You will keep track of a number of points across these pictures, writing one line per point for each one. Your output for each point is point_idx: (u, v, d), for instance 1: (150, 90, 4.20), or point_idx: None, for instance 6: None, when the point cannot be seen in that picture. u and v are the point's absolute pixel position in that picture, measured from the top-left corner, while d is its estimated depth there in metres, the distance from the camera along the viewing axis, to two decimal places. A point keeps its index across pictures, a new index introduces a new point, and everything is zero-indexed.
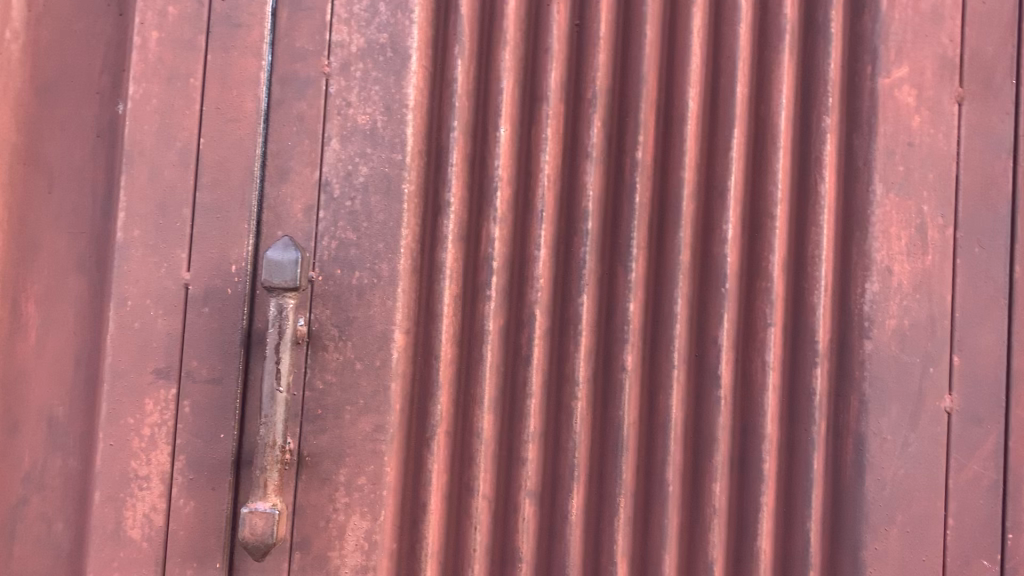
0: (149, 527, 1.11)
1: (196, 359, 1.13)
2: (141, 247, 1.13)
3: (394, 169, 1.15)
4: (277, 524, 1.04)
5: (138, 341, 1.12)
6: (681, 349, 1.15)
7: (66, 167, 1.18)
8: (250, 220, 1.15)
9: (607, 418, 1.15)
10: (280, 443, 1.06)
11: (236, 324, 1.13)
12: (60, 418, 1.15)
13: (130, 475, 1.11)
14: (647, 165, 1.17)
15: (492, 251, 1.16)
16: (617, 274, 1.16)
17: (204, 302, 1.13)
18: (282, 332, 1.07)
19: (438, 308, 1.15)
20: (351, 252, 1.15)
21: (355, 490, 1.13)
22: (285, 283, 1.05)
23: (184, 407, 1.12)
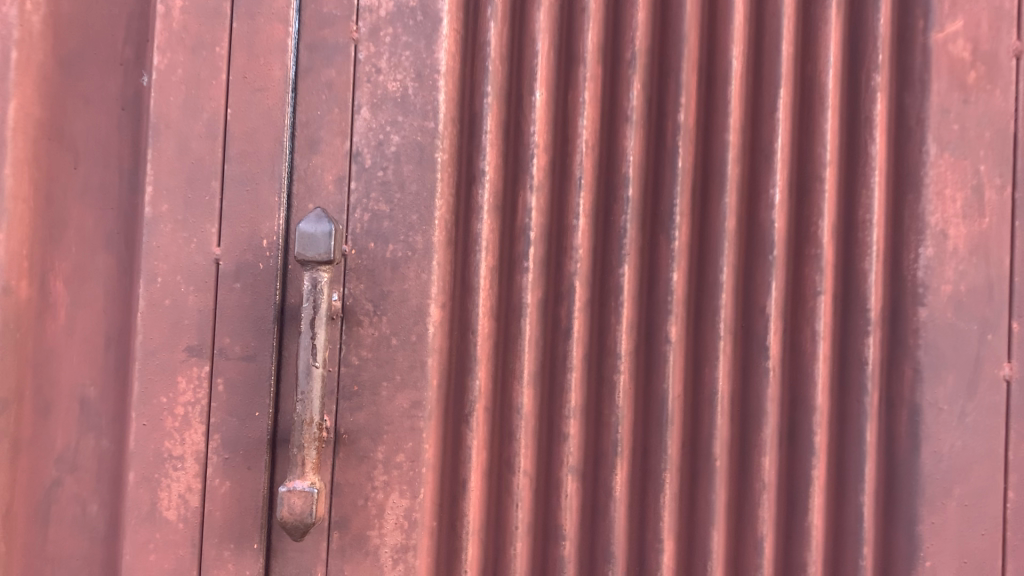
0: (185, 507, 1.09)
1: (228, 335, 1.10)
2: (170, 222, 1.10)
3: (427, 137, 1.11)
4: (316, 503, 1.02)
5: (170, 318, 1.10)
6: (728, 319, 1.11)
7: (92, 142, 1.15)
8: (280, 193, 1.11)
9: (652, 392, 1.12)
10: (316, 421, 1.03)
11: (269, 299, 1.10)
12: (91, 398, 1.14)
13: (164, 455, 1.09)
14: (690, 128, 1.13)
15: (529, 221, 1.12)
16: (660, 242, 1.12)
17: (236, 278, 1.10)
18: (317, 307, 1.04)
19: (475, 281, 1.12)
20: (385, 224, 1.11)
21: (393, 467, 1.10)
22: (320, 255, 1.02)
23: (217, 385, 1.10)
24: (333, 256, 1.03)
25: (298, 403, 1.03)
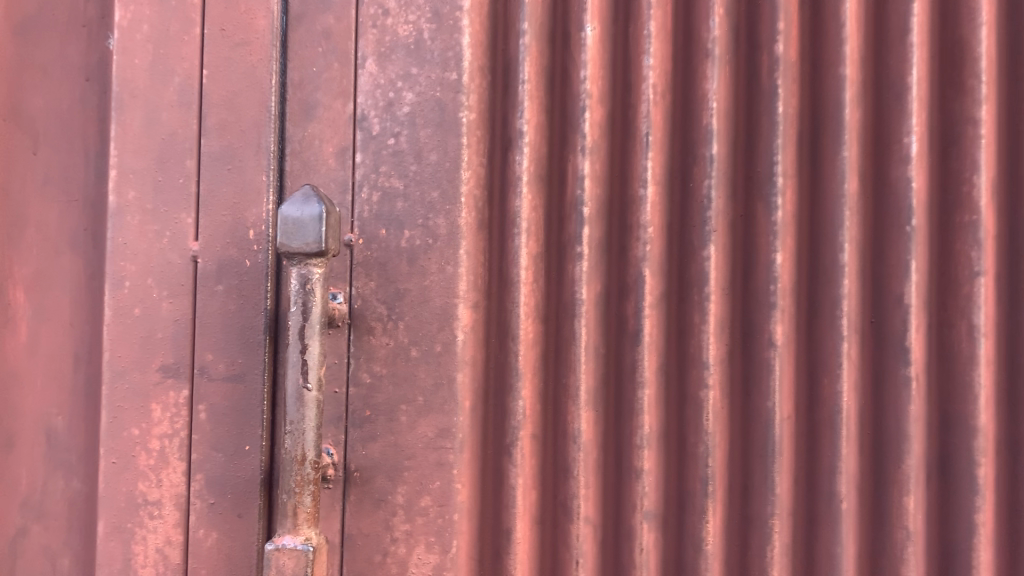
0: (165, 565, 0.88)
1: (211, 351, 0.89)
2: (138, 212, 0.90)
3: (447, 92, 0.87)
4: (315, 566, 0.79)
5: (141, 331, 0.89)
6: (851, 314, 0.84)
7: (53, 120, 0.95)
8: (269, 171, 0.89)
9: (752, 410, 0.85)
10: (311, 459, 0.81)
11: (259, 305, 0.89)
12: (59, 430, 0.94)
13: (138, 500, 0.88)
14: (791, 63, 0.86)
15: (582, 193, 0.86)
16: (756, 213, 0.86)
17: (218, 278, 0.89)
18: (307, 312, 0.81)
19: (514, 274, 0.88)
20: (398, 205, 0.88)
21: (417, 514, 0.86)
22: (309, 246, 0.80)
23: (199, 412, 0.88)
24: (327, 247, 0.80)
25: (288, 437, 0.81)
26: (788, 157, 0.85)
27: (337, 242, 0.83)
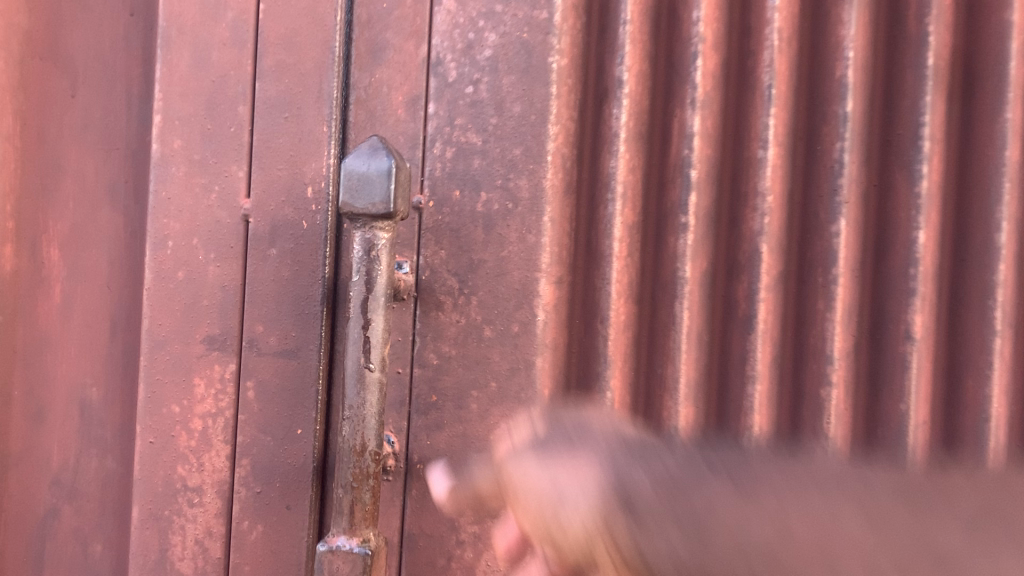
0: (205, 558, 0.79)
1: (261, 323, 0.79)
2: (184, 164, 0.80)
3: (536, 33, 0.76)
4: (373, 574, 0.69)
5: (184, 298, 0.80)
6: (1006, 306, 0.72)
7: (94, 60, 0.86)
8: (331, 121, 0.78)
9: (880, 413, 0.74)
10: (372, 450, 0.71)
11: (316, 272, 0.78)
12: (94, 403, 0.85)
13: (177, 485, 0.80)
14: (946, 6, 0.73)
15: (689, 154, 0.75)
16: (896, 183, 0.74)
17: (271, 241, 0.79)
18: (371, 282, 0.71)
19: (605, 247, 0.77)
20: (475, 163, 0.77)
21: (487, 515, 0.76)
22: (376, 207, 0.69)
23: (247, 391, 0.79)
24: (395, 208, 0.70)
25: (346, 423, 0.71)
26: (936, 117, 0.73)
27: (406, 204, 0.73)
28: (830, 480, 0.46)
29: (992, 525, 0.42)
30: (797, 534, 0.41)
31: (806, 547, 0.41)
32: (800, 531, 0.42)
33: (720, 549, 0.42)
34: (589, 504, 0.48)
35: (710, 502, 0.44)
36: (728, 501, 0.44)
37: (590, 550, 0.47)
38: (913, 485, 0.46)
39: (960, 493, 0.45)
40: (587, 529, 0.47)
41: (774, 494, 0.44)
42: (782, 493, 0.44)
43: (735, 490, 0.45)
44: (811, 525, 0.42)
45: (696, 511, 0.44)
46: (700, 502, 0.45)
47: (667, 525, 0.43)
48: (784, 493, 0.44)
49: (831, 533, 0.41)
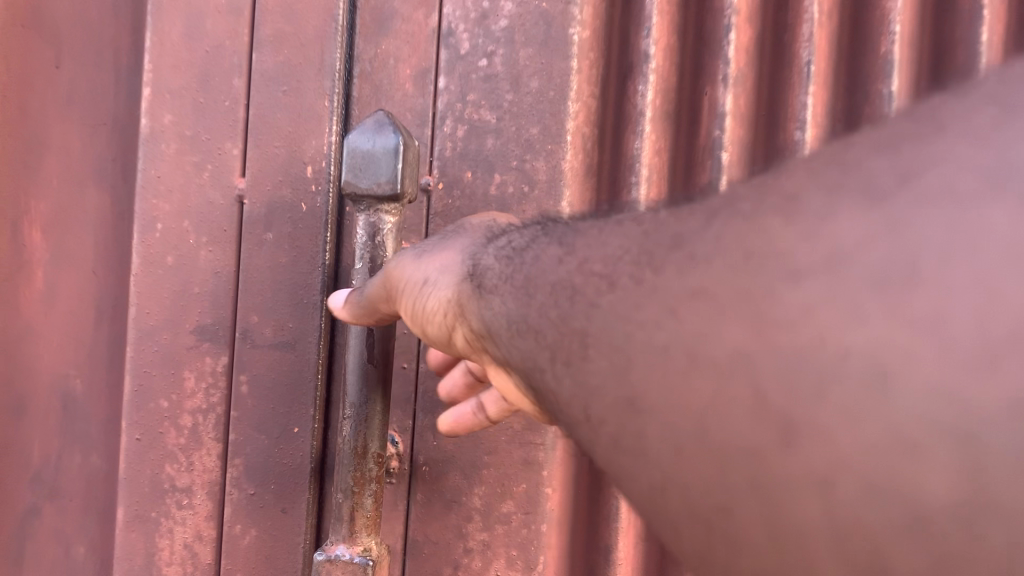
0: (194, 564, 0.74)
1: (256, 312, 0.73)
2: (175, 140, 0.75)
3: (556, 3, 0.70)
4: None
5: (174, 285, 0.74)
6: None
7: (81, 28, 0.80)
8: (333, 96, 0.73)
9: None
10: (374, 452, 0.65)
11: (316, 259, 0.72)
12: (78, 396, 0.80)
13: (164, 486, 0.74)
14: None
15: (721, 135, 0.73)
16: None
17: (267, 225, 0.73)
18: (374, 269, 0.65)
19: None
20: (489, 143, 0.71)
21: (497, 523, 0.70)
22: (382, 188, 0.64)
23: (240, 385, 0.73)
24: (403, 190, 0.64)
25: (347, 423, 0.65)
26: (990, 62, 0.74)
27: (414, 184, 0.67)
28: (773, 207, 0.37)
29: (1008, 197, 0.30)
30: (756, 352, 0.34)
31: (777, 419, 0.33)
32: (799, 254, 0.35)
33: (671, 463, 0.37)
34: (446, 288, 0.56)
35: (651, 339, 0.39)
36: (649, 313, 0.40)
37: (451, 330, 0.56)
38: (899, 142, 0.35)
39: (974, 156, 0.32)
40: (446, 311, 0.55)
41: (716, 278, 0.37)
42: (718, 270, 0.37)
43: (652, 294, 0.40)
44: (779, 273, 0.35)
45: (645, 345, 0.39)
46: (643, 346, 0.39)
47: (596, 359, 0.42)
48: (735, 278, 0.36)
49: (837, 289, 0.33)
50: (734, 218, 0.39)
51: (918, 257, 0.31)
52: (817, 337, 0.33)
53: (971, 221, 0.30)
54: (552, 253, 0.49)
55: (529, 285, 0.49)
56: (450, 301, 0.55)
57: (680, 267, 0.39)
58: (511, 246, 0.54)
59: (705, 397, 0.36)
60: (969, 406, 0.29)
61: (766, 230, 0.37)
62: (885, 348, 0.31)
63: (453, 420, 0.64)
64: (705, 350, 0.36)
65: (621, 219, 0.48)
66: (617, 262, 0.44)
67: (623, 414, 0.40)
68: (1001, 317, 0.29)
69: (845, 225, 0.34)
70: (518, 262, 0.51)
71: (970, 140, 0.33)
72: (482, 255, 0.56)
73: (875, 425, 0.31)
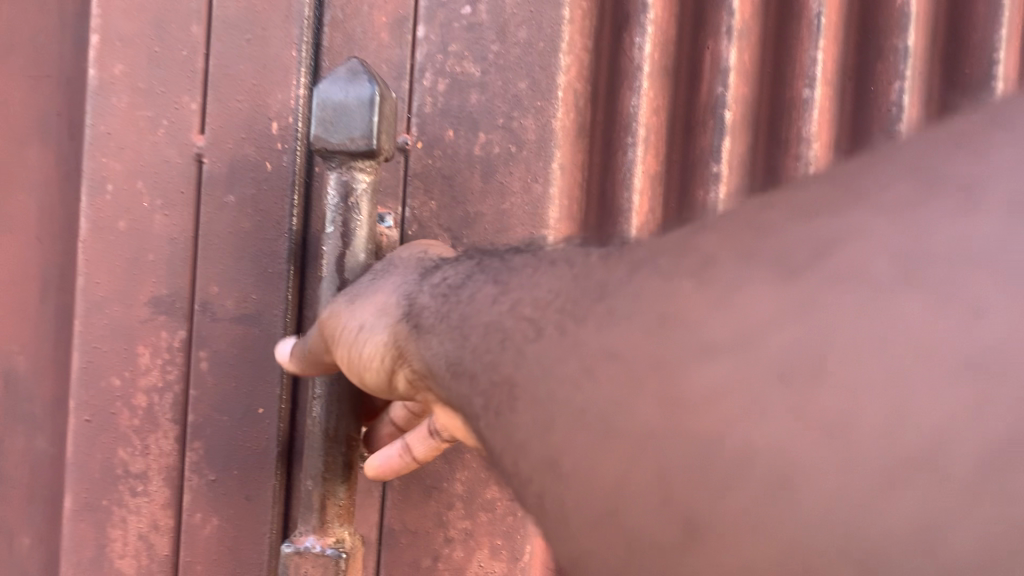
0: (150, 556, 0.68)
1: (217, 283, 0.67)
2: (126, 93, 0.68)
3: None
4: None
5: (126, 252, 0.68)
6: None
7: None
8: (302, 46, 0.66)
9: None
10: (347, 436, 0.59)
11: (282, 224, 0.66)
12: (21, 375, 0.73)
13: (116, 472, 0.68)
14: None
15: (724, 92, 0.66)
16: None
17: (229, 186, 0.67)
18: (348, 235, 0.59)
19: (623, 201, 0.67)
20: (472, 98, 0.65)
21: (480, 510, 0.65)
22: (356, 143, 0.58)
23: (200, 361, 0.67)
24: (378, 146, 0.58)
25: (317, 402, 0.59)
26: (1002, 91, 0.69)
27: (390, 142, 0.61)
28: (687, 270, 0.37)
29: (919, 284, 0.30)
30: (661, 431, 0.34)
31: (683, 508, 0.32)
32: (709, 324, 0.34)
33: (585, 536, 0.36)
34: (380, 331, 0.52)
35: (569, 402, 0.38)
36: (569, 369, 0.39)
37: (390, 375, 0.53)
38: (817, 211, 0.34)
39: (883, 235, 0.32)
40: (384, 356, 0.52)
41: (629, 340, 0.37)
42: (632, 331, 0.37)
43: (573, 349, 0.40)
44: (688, 344, 0.34)
45: (563, 407, 0.38)
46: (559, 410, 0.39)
47: (519, 414, 0.41)
48: (646, 343, 0.36)
49: (741, 373, 0.32)
50: (654, 275, 0.38)
51: (827, 339, 0.31)
52: (720, 423, 0.32)
53: (879, 309, 0.30)
54: (489, 292, 0.48)
55: (465, 326, 0.47)
56: (388, 346, 0.52)
57: (601, 322, 0.39)
58: (445, 282, 0.52)
59: (618, 471, 0.35)
60: (874, 510, 0.28)
61: (678, 294, 0.36)
62: (797, 433, 0.30)
63: (381, 464, 0.60)
64: (615, 423, 0.36)
65: (554, 258, 0.47)
66: (546, 308, 0.43)
67: (538, 480, 0.39)
68: (910, 419, 0.29)
69: (756, 298, 0.33)
70: (453, 300, 0.50)
71: (885, 219, 0.32)
72: (412, 288, 0.53)
73: (778, 528, 0.30)
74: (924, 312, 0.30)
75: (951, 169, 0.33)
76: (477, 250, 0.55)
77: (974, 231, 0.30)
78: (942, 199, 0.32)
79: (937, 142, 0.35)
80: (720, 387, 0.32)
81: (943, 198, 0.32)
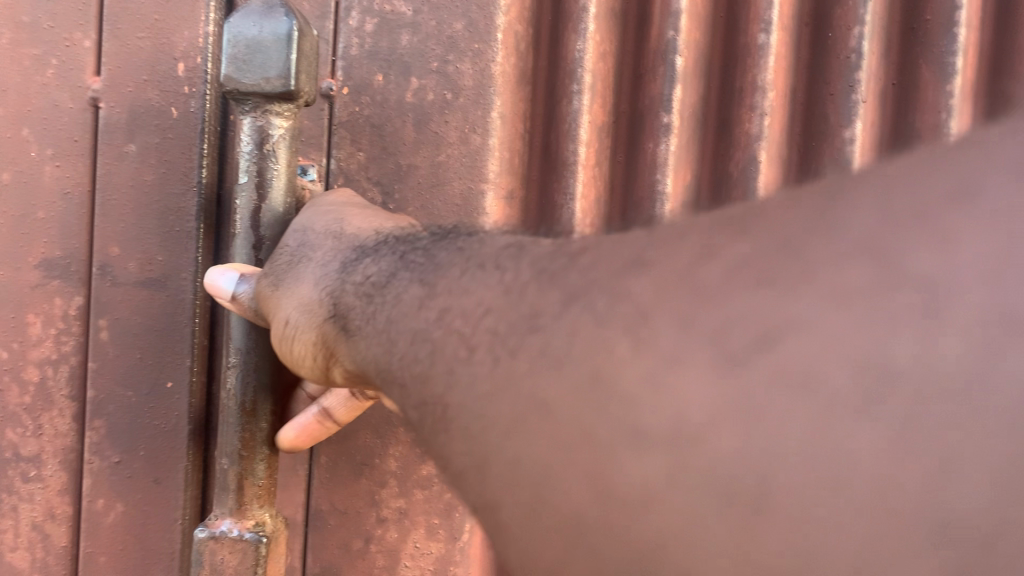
0: (46, 548, 0.61)
1: (118, 243, 0.60)
2: (9, 28, 0.60)
3: None
4: (269, 566, 0.53)
5: (12, 208, 0.60)
6: None
7: None
8: None
9: None
10: (264, 410, 0.54)
11: (190, 177, 0.60)
12: None
13: (6, 455, 0.61)
14: None
15: (675, 37, 0.62)
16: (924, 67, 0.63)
17: (130, 134, 0.60)
18: (263, 188, 0.53)
19: (567, 154, 0.62)
20: (403, 40, 0.60)
21: (415, 488, 0.60)
22: (273, 84, 0.51)
23: (99, 331, 0.60)
24: (297, 87, 0.52)
25: (232, 373, 0.53)
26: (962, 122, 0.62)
27: (312, 85, 0.55)
28: (623, 318, 0.34)
29: (883, 418, 0.28)
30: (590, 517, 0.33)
31: None
32: (647, 414, 0.32)
33: None
34: (307, 326, 0.49)
35: (501, 452, 0.37)
36: (504, 414, 0.37)
37: (324, 371, 0.51)
38: (764, 279, 0.31)
39: (843, 348, 0.29)
40: (312, 352, 0.50)
41: (562, 395, 0.35)
42: (564, 381, 0.35)
43: (507, 389, 0.37)
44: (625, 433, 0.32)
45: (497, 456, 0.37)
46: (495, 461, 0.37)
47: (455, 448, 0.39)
48: (583, 407, 0.34)
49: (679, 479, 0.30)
50: (590, 311, 0.36)
51: (778, 465, 0.29)
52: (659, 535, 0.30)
53: (835, 443, 0.28)
54: (415, 301, 0.46)
55: (392, 331, 0.46)
56: (318, 345, 0.49)
57: (533, 361, 0.37)
58: (370, 279, 0.49)
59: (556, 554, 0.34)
60: None
61: (613, 353, 0.34)
62: (740, 564, 0.29)
63: (296, 431, 0.55)
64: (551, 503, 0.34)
65: (483, 263, 0.45)
66: (479, 321, 0.41)
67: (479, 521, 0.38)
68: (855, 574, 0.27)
69: (693, 388, 0.31)
70: (379, 301, 0.48)
71: (837, 313, 0.29)
72: (332, 282, 0.50)
73: None
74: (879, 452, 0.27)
75: (912, 271, 0.29)
76: (399, 237, 0.52)
77: (938, 350, 0.28)
78: (902, 305, 0.28)
79: (900, 213, 0.30)
80: (656, 493, 0.31)
81: (909, 300, 0.28)
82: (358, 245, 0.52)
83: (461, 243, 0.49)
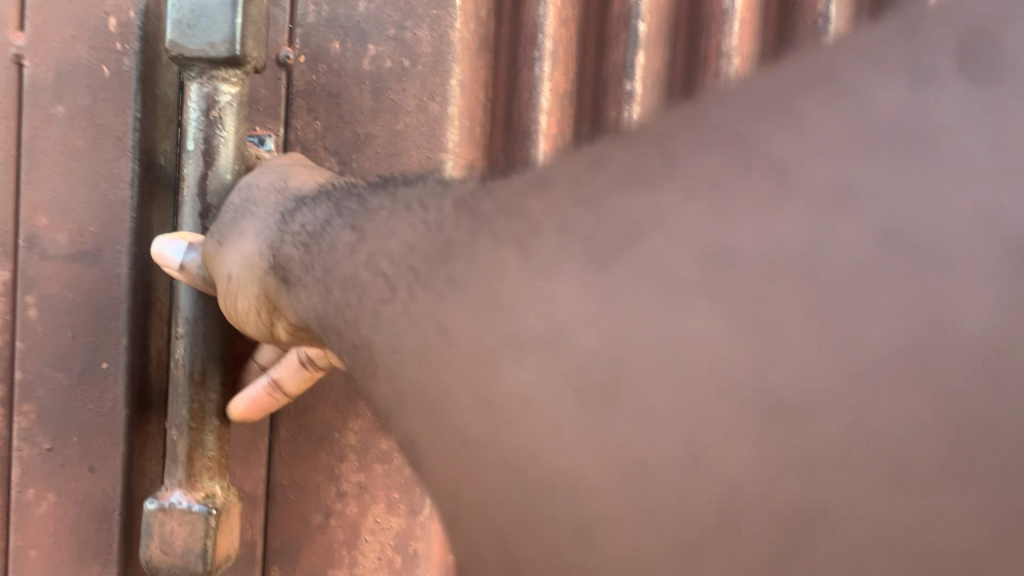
0: None
1: (46, 214, 0.56)
2: None
3: None
4: (222, 539, 0.50)
5: None
6: None
7: None
8: None
9: None
10: (214, 379, 0.51)
11: (123, 143, 0.55)
12: None
13: None
14: None
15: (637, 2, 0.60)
16: None
17: (58, 96, 0.56)
18: (208, 157, 0.50)
19: (530, 122, 0.61)
20: (359, 6, 0.57)
21: (376, 463, 0.57)
22: (218, 50, 0.48)
23: (26, 309, 0.56)
24: (244, 52, 0.49)
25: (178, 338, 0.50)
26: None
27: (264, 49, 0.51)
28: (512, 236, 0.36)
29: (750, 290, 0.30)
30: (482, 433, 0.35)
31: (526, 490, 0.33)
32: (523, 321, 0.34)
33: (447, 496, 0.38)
34: (245, 277, 0.47)
35: (415, 380, 0.39)
36: (408, 345, 0.39)
37: (269, 330, 0.48)
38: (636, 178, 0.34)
39: (728, 233, 0.31)
40: (254, 307, 0.47)
41: (461, 318, 0.37)
42: (465, 309, 0.37)
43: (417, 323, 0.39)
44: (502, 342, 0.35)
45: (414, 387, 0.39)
46: (436, 396, 0.38)
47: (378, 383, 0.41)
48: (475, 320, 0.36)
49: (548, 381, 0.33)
50: (509, 240, 0.36)
51: (632, 350, 0.31)
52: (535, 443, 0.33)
53: (683, 342, 0.30)
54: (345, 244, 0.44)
55: (328, 279, 0.44)
56: (259, 299, 0.47)
57: (438, 291, 0.38)
58: (306, 229, 0.47)
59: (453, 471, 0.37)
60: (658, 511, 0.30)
61: (505, 271, 0.36)
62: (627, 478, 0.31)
63: (244, 403, 0.51)
64: (486, 471, 0.35)
65: (413, 202, 0.44)
66: (401, 262, 0.41)
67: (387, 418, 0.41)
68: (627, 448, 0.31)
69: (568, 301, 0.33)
70: (316, 250, 0.45)
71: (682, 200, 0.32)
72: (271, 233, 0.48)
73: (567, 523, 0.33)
74: (736, 357, 0.30)
75: (783, 221, 0.30)
76: (339, 188, 0.49)
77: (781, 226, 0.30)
78: (762, 189, 0.31)
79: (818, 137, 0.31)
80: (532, 401, 0.33)
81: (895, 285, 0.29)
82: (300, 196, 0.49)
83: (393, 188, 0.47)
